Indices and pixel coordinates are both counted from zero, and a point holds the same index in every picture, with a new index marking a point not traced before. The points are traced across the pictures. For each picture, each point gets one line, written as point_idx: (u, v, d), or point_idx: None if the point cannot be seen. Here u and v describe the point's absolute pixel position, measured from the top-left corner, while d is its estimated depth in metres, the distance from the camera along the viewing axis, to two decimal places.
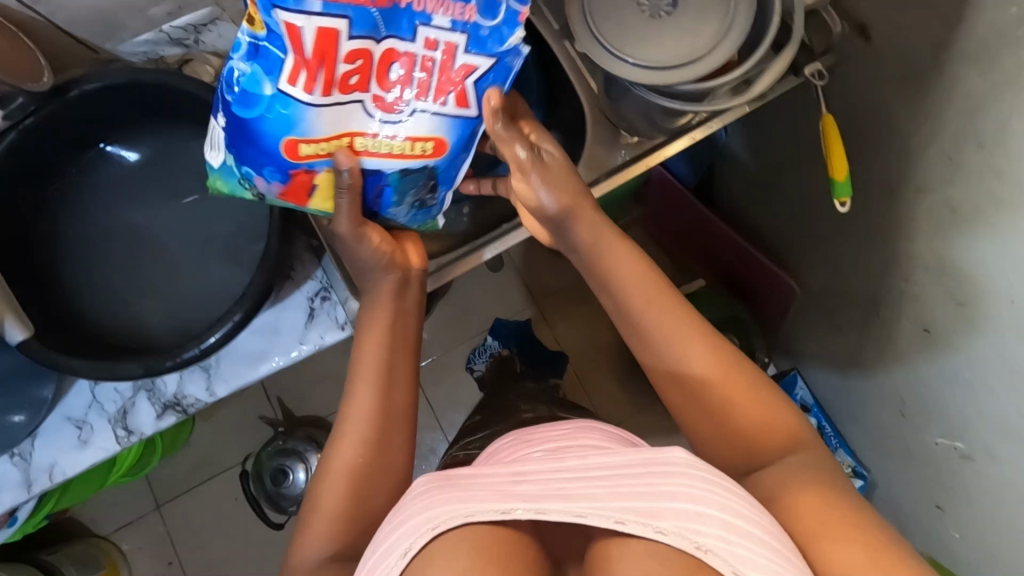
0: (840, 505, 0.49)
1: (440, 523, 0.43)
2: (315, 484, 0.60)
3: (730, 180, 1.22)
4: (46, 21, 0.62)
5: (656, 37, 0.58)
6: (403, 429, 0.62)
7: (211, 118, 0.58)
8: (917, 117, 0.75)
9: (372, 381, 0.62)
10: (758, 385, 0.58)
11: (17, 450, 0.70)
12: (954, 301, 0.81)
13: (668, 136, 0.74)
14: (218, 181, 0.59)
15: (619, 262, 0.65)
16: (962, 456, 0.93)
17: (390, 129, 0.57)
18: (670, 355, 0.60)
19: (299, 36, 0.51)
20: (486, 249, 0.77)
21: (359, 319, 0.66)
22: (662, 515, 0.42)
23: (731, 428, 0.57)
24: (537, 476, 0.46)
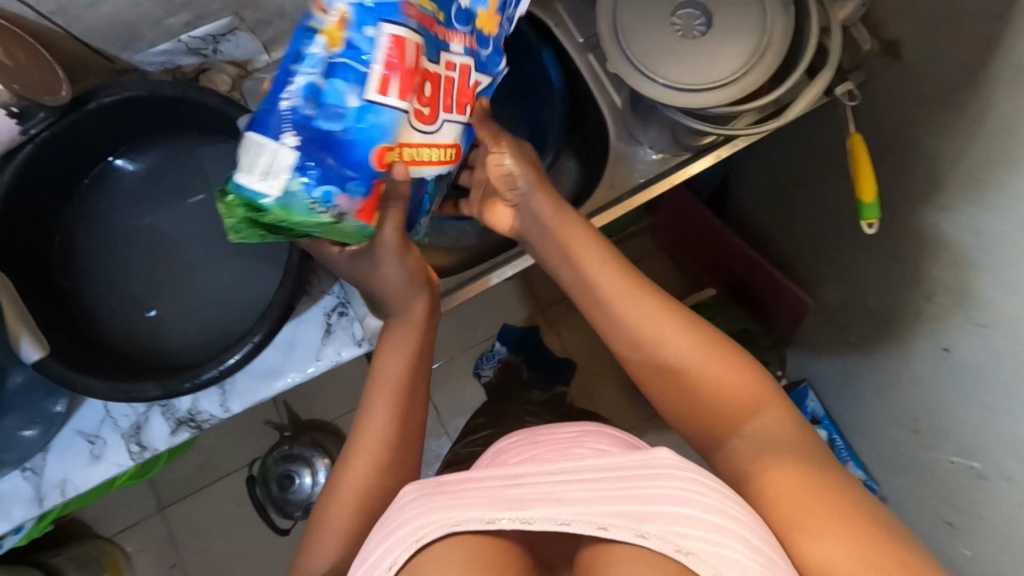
0: (816, 479, 0.50)
1: (428, 533, 0.43)
2: (325, 498, 0.60)
3: (744, 190, 1.20)
4: (64, 31, 0.60)
5: (689, 62, 0.63)
6: (411, 443, 0.62)
7: (257, 139, 0.47)
8: (946, 137, 0.73)
9: (393, 402, 0.62)
10: (734, 365, 0.58)
11: (28, 465, 0.69)
12: (978, 323, 0.78)
13: (692, 153, 0.73)
14: (279, 213, 0.48)
15: (582, 246, 0.66)
16: (977, 476, 0.89)
17: (430, 141, 0.53)
18: (635, 333, 0.61)
19: (399, 46, 0.48)
20: (494, 273, 0.76)
21: (384, 340, 0.66)
22: (648, 519, 0.42)
23: (702, 402, 0.58)
24: (529, 479, 0.46)
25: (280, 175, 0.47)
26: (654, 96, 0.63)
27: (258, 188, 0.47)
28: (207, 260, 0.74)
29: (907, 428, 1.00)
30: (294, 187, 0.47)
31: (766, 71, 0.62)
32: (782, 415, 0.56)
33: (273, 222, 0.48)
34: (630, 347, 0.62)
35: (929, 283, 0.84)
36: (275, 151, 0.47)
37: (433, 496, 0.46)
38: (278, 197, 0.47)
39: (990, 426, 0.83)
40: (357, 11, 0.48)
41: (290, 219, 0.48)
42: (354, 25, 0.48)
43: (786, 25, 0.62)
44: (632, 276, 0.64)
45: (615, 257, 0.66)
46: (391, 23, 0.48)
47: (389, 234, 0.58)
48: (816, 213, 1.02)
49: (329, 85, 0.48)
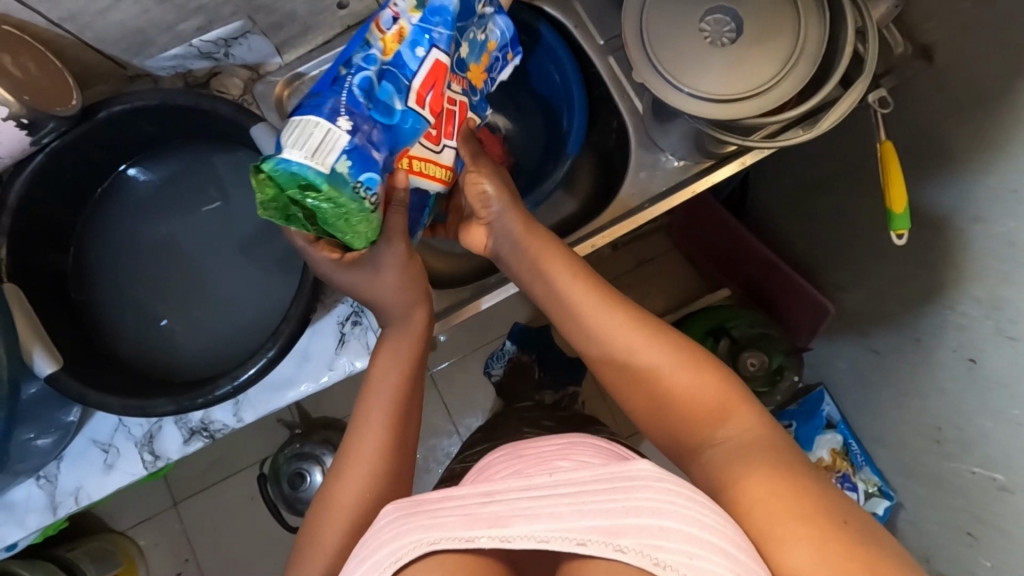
0: (791, 484, 0.45)
1: (405, 554, 0.41)
2: (317, 510, 0.58)
3: (765, 192, 1.18)
4: (74, 38, 0.59)
5: (719, 71, 0.62)
6: (404, 454, 0.61)
7: (312, 116, 0.47)
8: (978, 144, 0.71)
9: (390, 413, 0.60)
10: (708, 375, 0.57)
11: (42, 473, 0.68)
12: (1007, 336, 0.75)
13: (716, 160, 0.71)
14: (327, 187, 0.45)
15: (553, 258, 0.65)
16: (1000, 490, 0.85)
17: (434, 159, 0.56)
18: (607, 345, 0.61)
19: (440, 69, 0.53)
20: (484, 297, 0.76)
21: (379, 349, 0.64)
22: (624, 532, 0.39)
23: (675, 416, 0.56)
24: (507, 495, 0.43)
25: (331, 154, 0.46)
26: (682, 106, 0.62)
27: (307, 162, 0.45)
28: (221, 267, 0.74)
29: (926, 438, 0.97)
30: (342, 168, 0.47)
31: (798, 82, 0.61)
32: (760, 425, 0.52)
33: (316, 198, 0.46)
34: (605, 361, 0.61)
35: (954, 291, 0.81)
36: (331, 130, 0.46)
37: (410, 516, 0.44)
38: (328, 173, 0.46)
39: (1014, 441, 0.79)
40: (414, 33, 0.53)
41: (336, 196, 0.46)
42: (408, 44, 0.53)
43: (820, 36, 0.61)
44: (604, 290, 0.64)
45: (588, 270, 0.65)
46: (440, 50, 0.53)
47: (394, 249, 0.58)
48: (839, 217, 0.99)
49: (381, 86, 0.51)
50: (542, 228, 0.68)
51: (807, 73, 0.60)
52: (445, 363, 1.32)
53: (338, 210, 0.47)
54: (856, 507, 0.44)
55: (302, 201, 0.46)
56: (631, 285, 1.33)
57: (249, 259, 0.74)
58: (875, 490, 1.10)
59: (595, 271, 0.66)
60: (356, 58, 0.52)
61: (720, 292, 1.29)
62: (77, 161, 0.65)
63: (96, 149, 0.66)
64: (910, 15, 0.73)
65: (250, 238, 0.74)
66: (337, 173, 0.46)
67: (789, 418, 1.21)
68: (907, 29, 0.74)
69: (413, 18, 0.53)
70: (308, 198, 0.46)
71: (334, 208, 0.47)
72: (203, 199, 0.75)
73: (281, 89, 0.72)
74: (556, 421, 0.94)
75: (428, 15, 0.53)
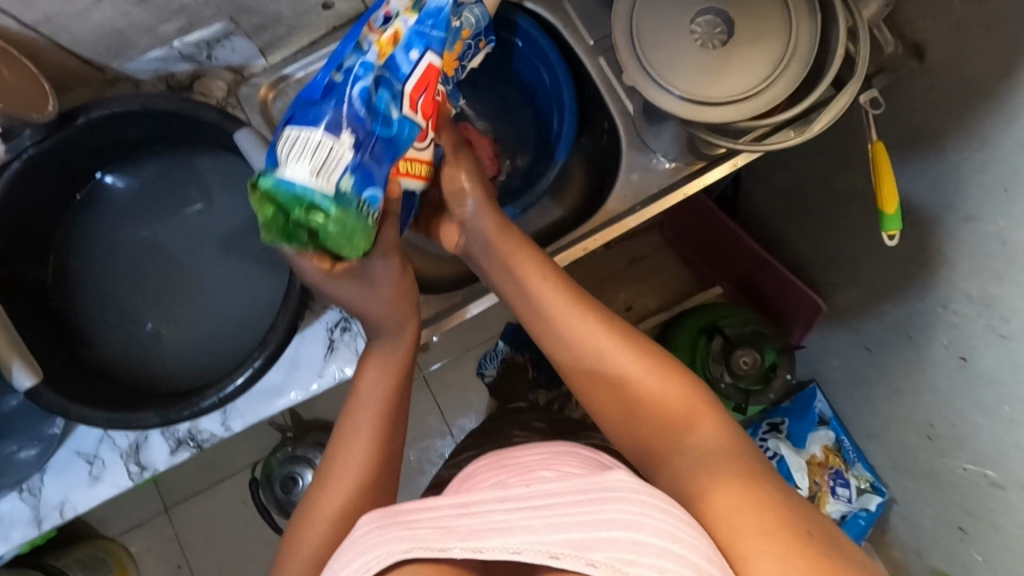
0: (756, 495, 0.46)
1: (377, 563, 0.40)
2: (299, 520, 0.57)
3: (757, 189, 1.17)
4: (50, 42, 0.57)
5: (710, 75, 0.61)
6: (389, 465, 0.60)
7: (314, 133, 0.47)
8: (970, 143, 0.71)
9: (378, 424, 0.60)
10: (675, 380, 0.56)
11: (25, 486, 0.67)
12: (999, 334, 0.75)
13: (708, 161, 0.71)
14: (332, 209, 0.46)
15: (524, 260, 0.63)
16: (992, 485, 0.85)
17: (419, 156, 0.55)
18: (575, 347, 0.60)
19: (432, 73, 0.53)
20: (472, 304, 0.76)
21: (367, 361, 0.63)
22: (597, 547, 0.38)
23: (644, 421, 0.55)
24: (485, 506, 0.43)
25: (335, 173, 0.47)
26: (672, 109, 0.61)
27: (312, 183, 0.46)
28: (208, 274, 0.73)
29: (919, 434, 0.98)
30: (346, 186, 0.47)
31: (790, 85, 0.60)
32: (727, 433, 0.53)
33: (322, 220, 0.46)
34: (572, 362, 0.60)
35: (946, 289, 0.81)
36: (334, 148, 0.47)
37: (383, 527, 0.42)
38: (332, 193, 0.46)
39: (1006, 438, 0.80)
40: (410, 35, 0.52)
41: (342, 217, 0.47)
42: (403, 47, 0.52)
43: (812, 37, 0.61)
44: (574, 290, 0.63)
45: (558, 271, 0.64)
46: (433, 52, 0.53)
47: (388, 262, 0.58)
48: (832, 214, 0.99)
49: (377, 94, 0.51)
50: (515, 227, 0.66)
51: (798, 75, 0.60)
52: (438, 363, 1.31)
53: (343, 231, 0.47)
54: (818, 516, 0.45)
55: (307, 222, 0.46)
56: (624, 284, 1.32)
57: (236, 265, 0.73)
58: (867, 486, 1.11)
59: (564, 271, 0.64)
60: (352, 64, 0.52)
61: (713, 290, 1.29)
62: (55, 169, 0.64)
63: (76, 155, 0.64)
64: (900, 14, 0.73)
65: (237, 243, 0.73)
66: (341, 192, 0.47)
67: (782, 415, 1.20)
68: (898, 28, 0.73)
69: (409, 21, 0.52)
70: (313, 219, 0.46)
71: (339, 230, 0.47)
72: (187, 203, 0.73)
73: (265, 91, 0.70)
74: (549, 421, 0.94)
75: (424, 17, 0.52)
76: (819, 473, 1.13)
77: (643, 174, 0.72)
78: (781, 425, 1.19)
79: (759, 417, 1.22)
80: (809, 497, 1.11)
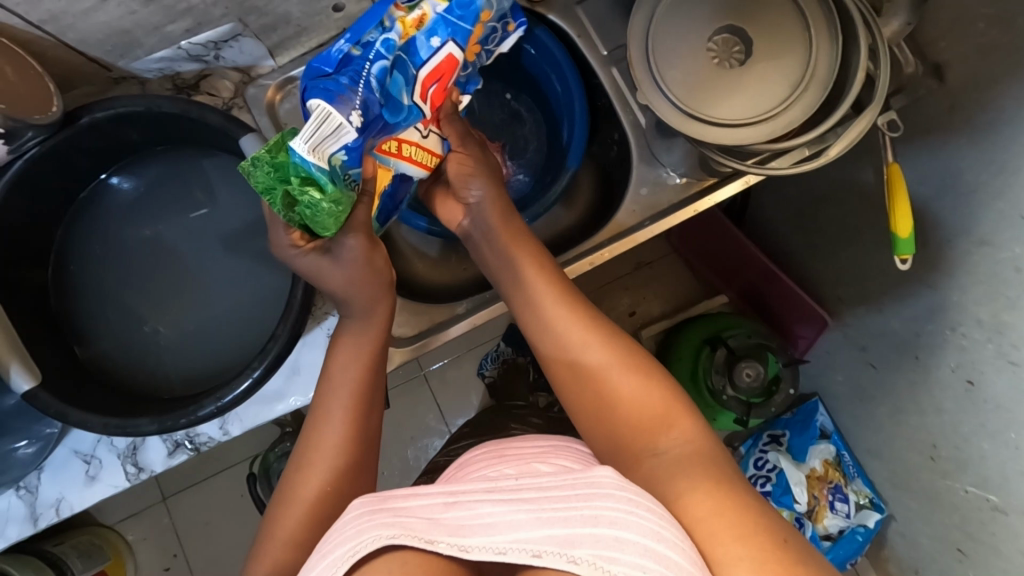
0: (730, 501, 0.45)
1: (364, 548, 0.38)
2: (275, 511, 0.56)
3: (768, 200, 1.16)
4: (56, 40, 0.57)
5: (727, 98, 0.62)
6: (367, 447, 0.59)
7: (322, 106, 0.47)
8: (988, 167, 0.70)
9: (352, 408, 0.59)
10: (652, 382, 0.55)
11: (22, 484, 0.67)
12: (1008, 360, 0.74)
13: (719, 178, 0.70)
14: (330, 187, 0.47)
15: (517, 249, 0.63)
16: (994, 510, 0.84)
17: (421, 144, 0.58)
18: (557, 336, 0.59)
19: (450, 65, 0.54)
20: (453, 326, 0.75)
21: (337, 344, 0.62)
22: (578, 543, 0.38)
23: (617, 420, 0.54)
24: (470, 498, 0.42)
25: (332, 147, 0.47)
26: (690, 131, 0.60)
27: (311, 158, 0.46)
28: (210, 274, 0.72)
29: (922, 454, 0.96)
30: (337, 161, 0.48)
31: (807, 108, 0.60)
32: (703, 438, 0.52)
33: (317, 197, 0.47)
34: (552, 353, 0.59)
35: (956, 311, 0.80)
36: (342, 125, 0.47)
37: (373, 512, 0.41)
38: (328, 170, 0.47)
39: (1011, 464, 0.78)
40: (435, 22, 0.53)
41: (336, 195, 0.48)
42: (426, 32, 0.53)
43: (832, 59, 0.60)
44: (565, 284, 0.62)
45: (551, 265, 0.63)
46: (455, 43, 0.54)
47: (354, 242, 0.56)
48: (843, 229, 0.98)
49: (393, 76, 0.51)
50: (517, 218, 0.65)
51: (819, 97, 0.59)
52: (439, 363, 1.30)
53: (333, 209, 0.48)
54: (789, 523, 0.44)
55: (299, 194, 0.47)
56: (629, 290, 1.31)
57: (238, 267, 0.72)
58: (866, 501, 1.10)
59: (559, 268, 0.64)
60: (372, 40, 0.51)
61: (717, 298, 1.27)
62: (57, 168, 0.63)
63: (80, 154, 0.64)
64: (922, 33, 0.72)
65: (239, 243, 0.72)
66: (333, 166, 0.48)
67: (783, 427, 1.20)
68: (918, 48, 0.72)
69: (437, 8, 0.53)
70: (308, 194, 0.47)
71: (323, 205, 0.48)
72: (190, 204, 0.73)
73: (272, 93, 0.70)
74: (546, 421, 0.93)
75: (453, 7, 0.53)
76: (818, 488, 1.12)
77: (654, 189, 0.71)
78: (781, 438, 1.19)
79: (761, 428, 1.23)
80: (808, 511, 1.10)
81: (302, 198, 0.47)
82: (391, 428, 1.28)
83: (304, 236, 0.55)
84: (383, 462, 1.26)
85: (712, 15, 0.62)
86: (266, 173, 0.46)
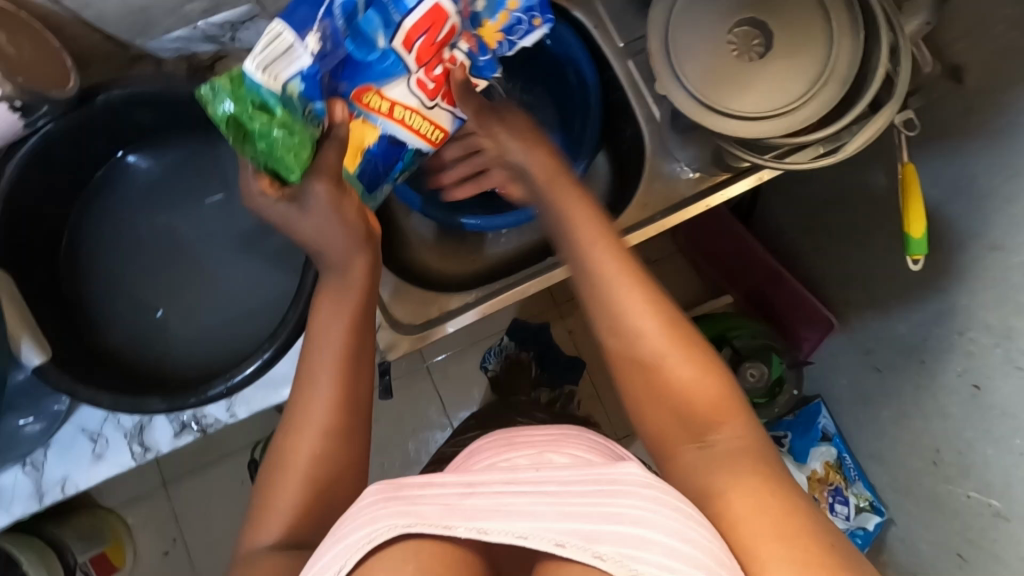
0: (777, 501, 0.44)
1: (380, 535, 0.39)
2: (267, 477, 0.53)
3: (777, 201, 1.16)
4: (74, 15, 0.58)
5: (747, 91, 0.61)
6: (359, 411, 0.55)
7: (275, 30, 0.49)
8: (1003, 170, 0.70)
9: (336, 366, 0.54)
10: (708, 370, 0.52)
11: (28, 460, 0.67)
12: (1015, 365, 0.73)
13: (732, 172, 0.70)
14: (280, 110, 0.47)
15: (566, 200, 0.57)
16: (995, 516, 0.83)
17: (422, 112, 0.56)
18: (611, 303, 0.54)
19: (439, 14, 0.52)
20: (450, 321, 0.75)
21: (316, 302, 0.56)
22: (601, 539, 0.38)
23: (669, 405, 0.52)
24: (490, 487, 0.41)
25: (284, 73, 0.49)
26: (708, 123, 0.60)
27: (260, 77, 0.47)
28: (219, 257, 0.73)
29: (925, 459, 0.96)
30: (292, 90, 0.49)
31: (826, 103, 0.60)
32: (751, 434, 0.50)
33: (267, 121, 0.46)
34: (603, 320, 0.54)
35: (965, 315, 0.79)
36: (291, 46, 0.49)
37: (387, 500, 0.41)
38: (279, 94, 0.48)
39: (1015, 469, 0.78)
40: None
41: (288, 120, 0.47)
42: None
43: (852, 55, 0.60)
44: (622, 244, 0.56)
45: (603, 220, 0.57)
46: None
47: (321, 188, 0.50)
48: (852, 232, 0.98)
49: (370, 17, 0.51)
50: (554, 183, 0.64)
51: (839, 91, 0.59)
52: (442, 356, 1.30)
53: (287, 134, 0.46)
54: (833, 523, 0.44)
55: (251, 120, 0.46)
56: None
57: (247, 250, 0.72)
58: (866, 505, 1.09)
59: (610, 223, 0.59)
60: None
61: (723, 298, 1.27)
62: (72, 146, 0.63)
63: (95, 132, 0.64)
64: (940, 34, 0.71)
65: (249, 228, 0.72)
66: (287, 94, 0.49)
67: (785, 430, 1.18)
68: (934, 50, 0.72)
69: None
70: (259, 118, 0.46)
71: (277, 132, 0.46)
72: (202, 185, 0.73)
73: None
74: (550, 415, 0.93)
75: None
76: (819, 489, 1.12)
77: (667, 184, 0.70)
78: (782, 440, 1.17)
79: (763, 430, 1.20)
80: None
81: (253, 125, 0.46)
82: (393, 420, 1.28)
83: (274, 184, 0.49)
84: (384, 454, 1.27)
85: (733, 8, 0.62)
86: (221, 101, 0.46)
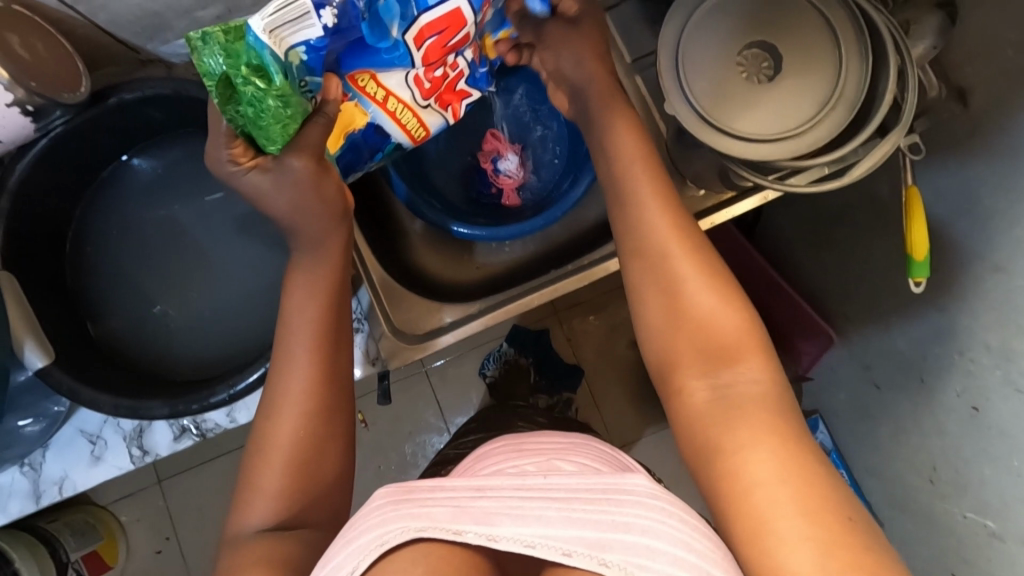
0: (796, 464, 0.45)
1: (392, 538, 0.38)
2: (249, 461, 0.53)
3: (780, 215, 1.17)
4: (85, 17, 0.57)
5: (754, 110, 0.62)
6: (333, 388, 0.55)
7: None
8: (1008, 194, 0.70)
9: (315, 350, 0.55)
10: (734, 310, 0.52)
11: (27, 460, 0.67)
12: (1014, 388, 0.74)
13: (738, 192, 0.70)
14: (278, 79, 0.41)
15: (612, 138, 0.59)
16: (990, 536, 0.83)
17: (415, 109, 0.56)
18: (644, 230, 0.55)
19: (458, 19, 0.49)
20: (445, 334, 0.75)
21: (290, 280, 0.56)
22: (609, 547, 0.39)
23: (691, 339, 0.52)
24: (500, 490, 0.41)
25: (291, 38, 0.42)
26: (714, 142, 0.60)
27: (264, 38, 0.40)
28: (223, 259, 0.72)
29: (922, 476, 0.96)
30: (294, 58, 0.43)
31: (835, 126, 0.60)
32: (772, 379, 0.50)
33: (262, 89, 0.41)
34: (632, 246, 0.55)
35: (965, 336, 0.80)
36: (305, 14, 0.42)
37: (397, 503, 0.40)
38: (281, 59, 0.42)
39: (1011, 491, 0.78)
40: None
41: (285, 92, 0.42)
42: None
43: (860, 80, 0.60)
44: (661, 178, 0.57)
45: (638, 153, 0.58)
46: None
47: (300, 165, 0.49)
48: (854, 248, 0.98)
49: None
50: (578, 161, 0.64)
51: (847, 116, 0.60)
52: (441, 360, 1.30)
53: (280, 110, 0.43)
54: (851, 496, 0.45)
55: (242, 84, 0.41)
56: None
57: (251, 254, 0.72)
58: None
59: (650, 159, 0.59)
60: None
61: None
62: (80, 146, 0.64)
63: (103, 133, 0.64)
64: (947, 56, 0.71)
65: (253, 230, 0.73)
66: (289, 61, 0.43)
67: None
68: (942, 72, 0.73)
69: None
70: (251, 84, 0.41)
71: (271, 104, 0.42)
72: (208, 188, 0.73)
73: None
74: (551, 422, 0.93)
75: None
76: None
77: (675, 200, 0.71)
78: None
79: None
80: None
81: (244, 90, 0.41)
82: (391, 424, 1.28)
83: (248, 150, 0.48)
84: (380, 456, 1.27)
85: (742, 27, 0.62)
86: (214, 54, 0.40)
